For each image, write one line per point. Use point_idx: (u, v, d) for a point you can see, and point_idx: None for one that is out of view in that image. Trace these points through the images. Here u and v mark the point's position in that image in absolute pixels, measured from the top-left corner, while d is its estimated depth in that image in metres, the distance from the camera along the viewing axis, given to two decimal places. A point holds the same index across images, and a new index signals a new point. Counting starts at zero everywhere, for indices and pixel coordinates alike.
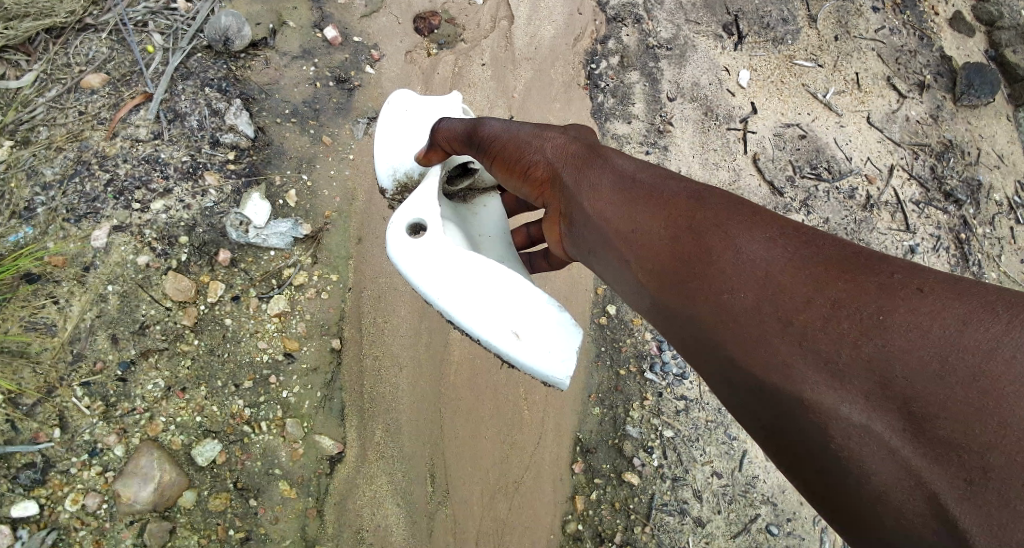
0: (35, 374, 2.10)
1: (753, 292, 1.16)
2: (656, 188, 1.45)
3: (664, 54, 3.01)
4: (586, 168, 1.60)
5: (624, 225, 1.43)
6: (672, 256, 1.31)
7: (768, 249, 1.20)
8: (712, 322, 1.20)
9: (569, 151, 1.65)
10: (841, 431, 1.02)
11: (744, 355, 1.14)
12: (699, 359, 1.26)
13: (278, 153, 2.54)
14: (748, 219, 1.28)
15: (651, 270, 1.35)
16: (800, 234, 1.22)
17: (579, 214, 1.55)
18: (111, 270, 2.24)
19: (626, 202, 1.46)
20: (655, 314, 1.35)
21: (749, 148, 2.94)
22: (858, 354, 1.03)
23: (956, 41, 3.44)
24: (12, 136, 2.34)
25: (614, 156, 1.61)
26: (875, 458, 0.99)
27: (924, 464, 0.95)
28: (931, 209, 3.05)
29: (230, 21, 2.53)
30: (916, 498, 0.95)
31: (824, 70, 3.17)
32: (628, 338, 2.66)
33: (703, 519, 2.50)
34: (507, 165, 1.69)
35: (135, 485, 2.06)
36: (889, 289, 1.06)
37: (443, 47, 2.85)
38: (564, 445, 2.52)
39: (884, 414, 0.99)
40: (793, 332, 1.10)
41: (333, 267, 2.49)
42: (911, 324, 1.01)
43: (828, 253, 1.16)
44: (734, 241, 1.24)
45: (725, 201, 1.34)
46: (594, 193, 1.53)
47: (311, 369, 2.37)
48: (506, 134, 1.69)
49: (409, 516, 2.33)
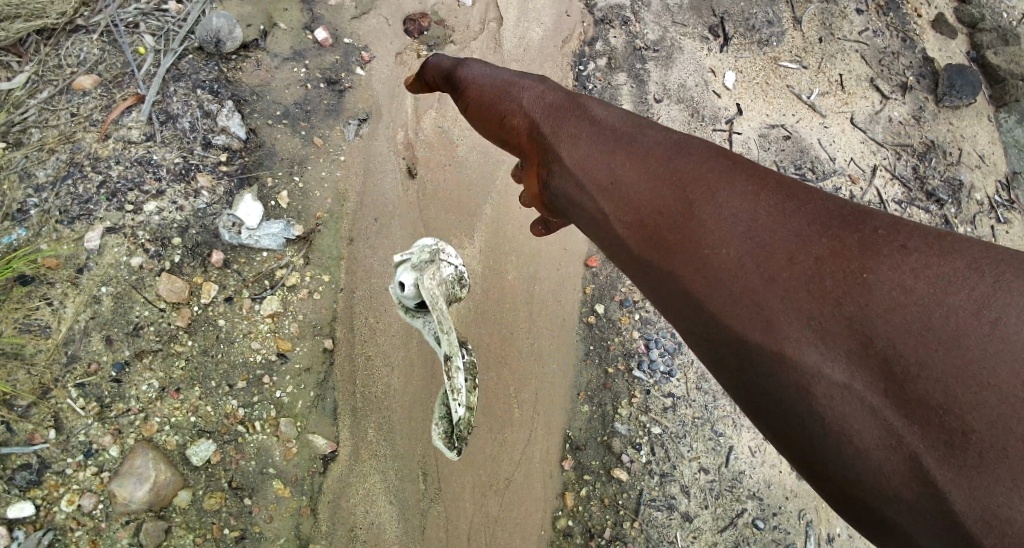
0: (30, 375, 2.12)
1: (737, 248, 1.20)
2: (642, 143, 1.46)
3: (650, 55, 3.05)
4: (564, 123, 1.61)
5: (604, 180, 1.45)
6: (657, 213, 1.33)
7: (752, 206, 1.24)
8: (694, 281, 1.23)
9: (548, 103, 1.67)
10: (823, 390, 1.05)
11: (727, 312, 1.17)
12: (677, 316, 1.28)
13: (270, 154, 2.56)
14: (732, 175, 1.31)
15: (634, 226, 1.36)
16: (785, 190, 1.25)
17: (557, 166, 1.56)
18: (104, 272, 2.25)
19: (609, 159, 1.47)
20: (634, 271, 1.37)
21: (735, 149, 2.99)
22: (840, 311, 1.06)
23: (938, 43, 3.50)
24: (4, 138, 2.33)
25: (595, 108, 1.61)
26: (855, 417, 1.02)
27: (904, 423, 0.98)
28: (913, 208, 3.11)
29: (222, 23, 2.54)
30: (895, 457, 0.98)
31: (809, 72, 3.22)
32: (615, 336, 2.72)
33: (691, 514, 2.55)
34: (482, 111, 1.76)
35: (130, 485, 2.08)
36: (871, 246, 1.11)
37: (433, 48, 2.88)
38: (554, 442, 2.56)
39: (864, 371, 1.02)
40: (775, 287, 1.13)
41: (325, 267, 2.51)
42: (894, 281, 1.05)
43: (812, 210, 1.21)
44: (718, 197, 1.28)
45: (711, 157, 1.36)
46: (575, 147, 1.54)
47: (305, 369, 2.40)
48: (484, 80, 1.76)
49: (401, 513, 2.37)
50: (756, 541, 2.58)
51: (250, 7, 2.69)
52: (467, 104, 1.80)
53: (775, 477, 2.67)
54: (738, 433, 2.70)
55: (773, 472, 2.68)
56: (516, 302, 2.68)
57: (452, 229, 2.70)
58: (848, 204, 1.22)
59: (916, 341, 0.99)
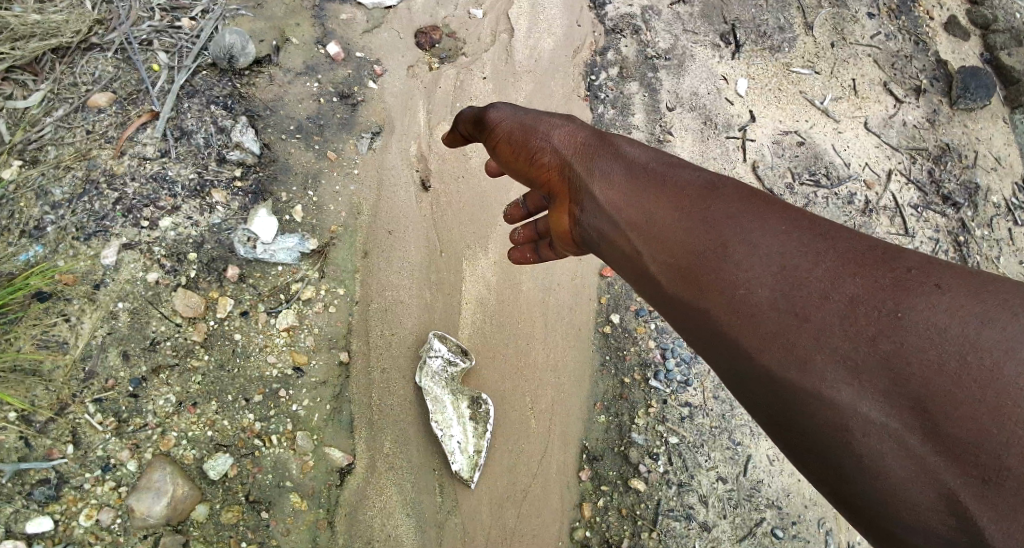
0: (48, 391, 2.13)
1: (771, 287, 1.24)
2: (671, 178, 1.52)
3: (662, 64, 3.04)
4: (594, 159, 1.65)
5: (636, 215, 1.50)
6: (689, 249, 1.38)
7: (782, 243, 1.27)
8: (728, 317, 1.27)
9: (578, 140, 1.71)
10: (859, 429, 1.12)
11: (761, 349, 1.22)
12: (711, 352, 1.34)
13: (284, 168, 2.57)
14: (760, 211, 1.35)
15: (666, 263, 1.41)
16: (815, 227, 1.29)
17: (589, 202, 1.61)
18: (121, 288, 2.27)
19: (640, 196, 1.52)
20: (665, 305, 1.43)
21: (749, 156, 2.97)
22: (876, 352, 1.12)
23: (951, 45, 3.47)
24: (21, 156, 2.35)
25: (624, 144, 1.66)
26: (893, 455, 1.10)
27: (942, 462, 1.06)
28: (930, 212, 3.08)
29: (234, 39, 2.56)
30: (934, 494, 1.06)
31: (821, 77, 3.21)
32: (631, 346, 2.70)
33: (709, 524, 2.51)
34: (513, 150, 1.79)
35: (148, 500, 2.09)
36: (904, 286, 1.16)
37: (444, 61, 2.90)
38: (570, 452, 2.55)
39: (899, 411, 1.10)
40: (811, 328, 1.18)
41: (340, 281, 2.52)
42: (928, 322, 1.11)
43: (844, 247, 1.24)
44: (749, 234, 1.32)
45: (741, 192, 1.41)
46: (605, 183, 1.59)
47: (321, 382, 2.40)
48: (514, 122, 1.81)
49: (418, 525, 2.36)
50: None
51: (263, 23, 2.71)
52: (496, 145, 1.84)
53: (794, 486, 2.64)
54: (756, 442, 2.67)
55: (792, 480, 2.65)
56: (531, 315, 2.68)
57: (466, 241, 2.70)
58: (877, 240, 1.26)
59: (950, 383, 1.07)
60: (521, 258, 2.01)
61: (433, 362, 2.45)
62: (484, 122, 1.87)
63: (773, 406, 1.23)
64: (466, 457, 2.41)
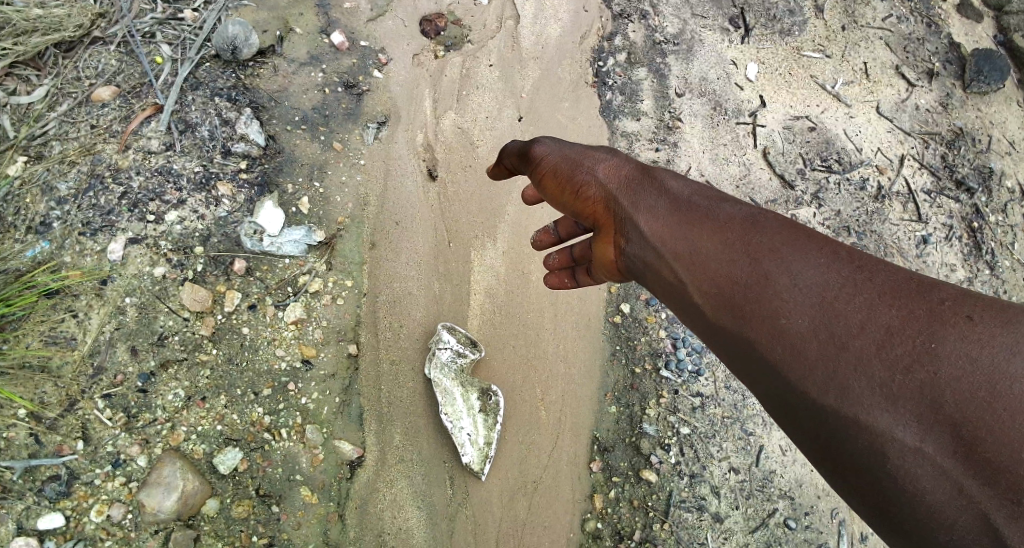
0: (57, 387, 2.12)
1: (812, 316, 1.24)
2: (713, 210, 1.48)
3: (670, 49, 3.00)
4: (636, 190, 1.60)
5: (679, 246, 1.46)
6: (731, 279, 1.35)
7: (821, 272, 1.27)
8: (768, 344, 1.27)
9: (622, 173, 1.66)
10: (897, 453, 1.13)
11: (800, 377, 1.22)
12: (752, 381, 1.32)
13: (289, 160, 2.55)
14: (800, 243, 1.34)
15: (710, 293, 1.38)
16: (853, 258, 1.28)
17: (631, 231, 1.56)
18: (128, 283, 2.25)
19: (683, 226, 1.48)
20: (708, 335, 1.41)
21: (760, 142, 2.93)
22: (911, 379, 1.13)
23: (965, 28, 3.41)
24: (25, 151, 2.33)
25: (664, 176, 1.61)
26: (930, 480, 1.10)
27: (976, 486, 1.07)
28: (943, 198, 3.04)
29: (237, 30, 2.52)
30: (969, 518, 1.07)
31: (832, 61, 3.16)
32: (642, 336, 2.67)
33: (721, 515, 2.48)
34: (559, 184, 1.74)
35: (158, 495, 2.08)
36: (940, 317, 1.16)
37: (450, 48, 2.86)
38: (581, 443, 2.53)
39: (937, 437, 1.10)
40: (849, 356, 1.18)
41: (347, 272, 2.50)
42: (960, 350, 1.12)
43: (882, 278, 1.24)
44: (790, 266, 1.30)
45: (782, 225, 1.39)
46: (650, 213, 1.54)
47: (329, 375, 2.39)
48: (558, 156, 1.77)
49: (429, 517, 2.34)
50: (788, 542, 2.50)
51: (266, 14, 2.69)
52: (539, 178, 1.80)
53: (806, 476, 2.60)
54: (768, 432, 2.63)
55: (805, 471, 2.61)
56: (541, 306, 2.65)
57: (475, 232, 2.67)
58: (912, 272, 1.27)
59: (985, 410, 1.08)
60: (558, 283, 1.96)
61: (443, 354, 2.42)
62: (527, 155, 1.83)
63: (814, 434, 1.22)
64: (477, 449, 2.39)
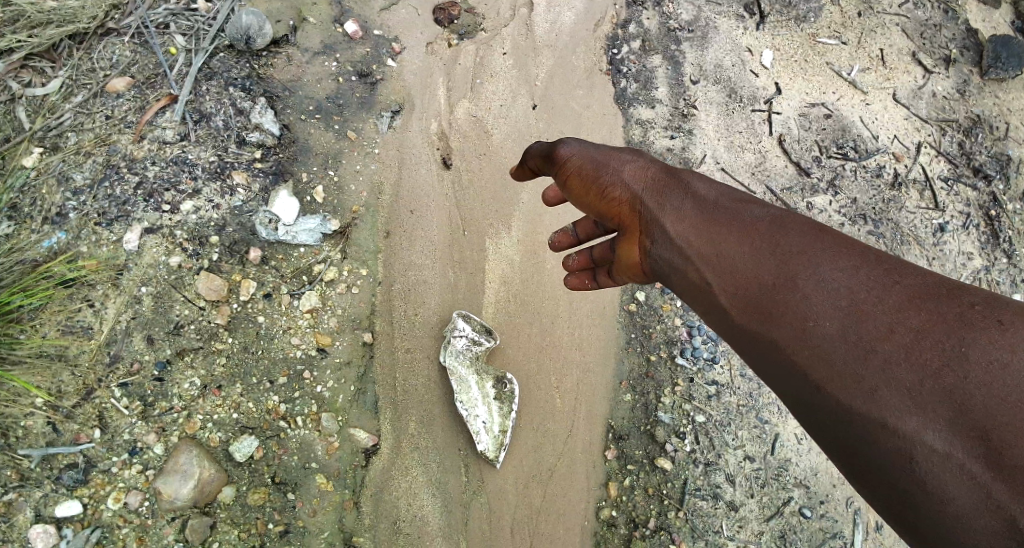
0: (74, 376, 2.14)
1: (840, 319, 1.24)
2: (740, 213, 1.47)
3: (685, 36, 2.98)
4: (664, 193, 1.59)
5: (706, 248, 1.46)
6: (759, 282, 1.36)
7: (850, 276, 1.27)
8: (796, 347, 1.27)
9: (648, 175, 1.65)
10: (923, 456, 1.14)
11: (828, 379, 1.23)
12: (779, 384, 1.33)
13: (304, 149, 2.55)
14: (828, 246, 1.34)
15: (737, 296, 1.38)
16: (881, 262, 1.29)
17: (658, 233, 1.56)
18: (144, 272, 2.26)
19: (710, 229, 1.48)
20: (734, 338, 1.41)
21: (775, 129, 2.91)
22: (939, 384, 1.14)
23: (982, 14, 3.36)
24: (40, 142, 2.34)
25: (692, 179, 1.60)
26: (955, 483, 1.11)
27: (1003, 491, 1.07)
28: (960, 186, 3.00)
29: (251, 20, 2.52)
30: (994, 522, 1.07)
31: (848, 48, 3.12)
32: (657, 324, 2.66)
33: (737, 503, 2.48)
34: (585, 185, 1.72)
35: (175, 482, 2.10)
36: (968, 322, 1.18)
37: (463, 37, 2.85)
38: (596, 431, 2.52)
39: (965, 441, 1.11)
40: (878, 360, 1.19)
41: (362, 261, 2.50)
42: (988, 356, 1.14)
43: (910, 283, 1.24)
44: (820, 270, 1.30)
45: (811, 228, 1.38)
46: (676, 216, 1.53)
47: (345, 363, 2.39)
48: (585, 157, 1.74)
49: (444, 505, 2.35)
50: (804, 530, 2.49)
51: (280, 3, 2.68)
52: (564, 180, 1.78)
53: (822, 465, 2.59)
54: (784, 420, 2.62)
55: (820, 459, 2.60)
56: (555, 294, 2.64)
57: (489, 220, 2.66)
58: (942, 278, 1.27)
59: (1014, 414, 1.10)
60: (578, 284, 1.96)
61: (458, 342, 2.42)
62: (553, 157, 1.81)
63: (840, 436, 1.22)
64: (492, 437, 2.39)
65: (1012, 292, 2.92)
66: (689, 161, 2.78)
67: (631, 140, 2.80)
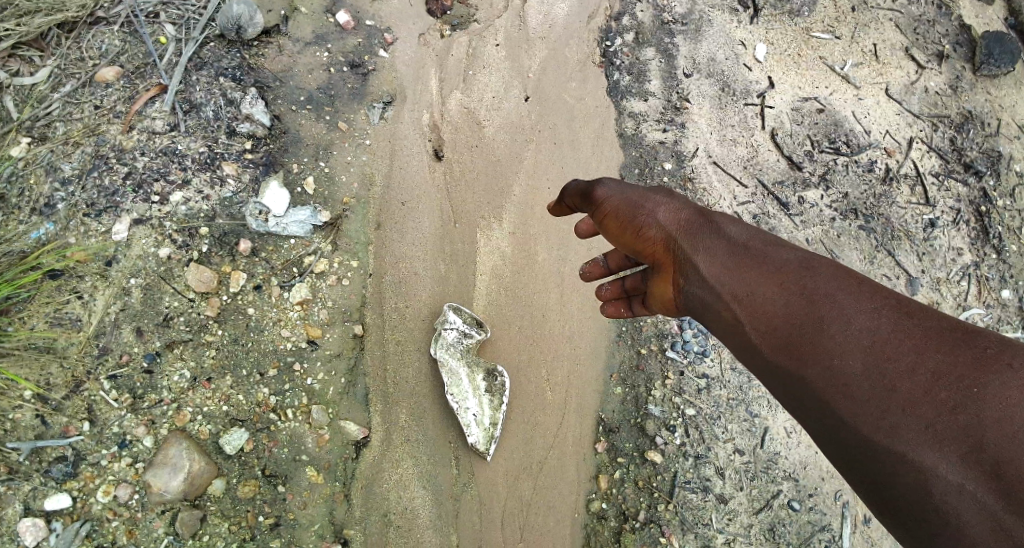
0: (63, 368, 2.13)
1: (865, 361, 1.27)
2: (770, 254, 1.46)
3: (678, 29, 2.96)
4: (691, 230, 1.59)
5: (737, 286, 1.45)
6: (787, 321, 1.36)
7: (873, 318, 1.30)
8: (824, 386, 1.29)
9: (680, 211, 1.64)
10: (940, 487, 1.18)
11: (854, 416, 1.26)
12: (806, 420, 1.35)
13: (295, 140, 2.54)
14: (853, 288, 1.35)
15: (765, 333, 1.39)
16: (902, 304, 1.31)
17: (689, 271, 1.54)
18: (133, 264, 2.25)
19: (739, 266, 1.47)
20: (761, 373, 1.42)
21: (767, 123, 2.89)
22: (956, 422, 1.19)
23: (976, 9, 3.32)
24: (29, 132, 2.32)
25: (719, 215, 1.59)
26: (971, 513, 1.15)
27: (1013, 520, 1.12)
28: (951, 181, 2.99)
29: (242, 10, 2.51)
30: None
31: (841, 42, 3.09)
32: (648, 318, 2.63)
33: (726, 496, 2.47)
34: (620, 224, 1.70)
35: (165, 475, 2.09)
36: (983, 365, 1.21)
37: (456, 28, 2.85)
38: (587, 424, 2.52)
39: (977, 476, 1.15)
40: (900, 398, 1.23)
41: (353, 253, 2.50)
42: (1001, 395, 1.18)
43: (930, 324, 1.27)
44: (846, 311, 1.31)
45: (836, 268, 1.39)
46: (710, 256, 1.51)
47: (335, 355, 2.39)
48: (620, 198, 1.72)
49: (435, 497, 2.35)
50: (792, 523, 2.50)
51: None
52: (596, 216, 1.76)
53: (811, 458, 2.59)
54: (773, 414, 2.61)
55: (809, 453, 2.60)
56: (547, 288, 2.62)
57: (481, 212, 2.65)
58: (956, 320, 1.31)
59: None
60: (614, 313, 1.96)
61: (449, 334, 2.41)
62: (587, 195, 1.80)
63: (863, 466, 1.26)
64: (482, 430, 2.38)
65: (1001, 288, 2.92)
66: (681, 155, 2.78)
67: (623, 133, 2.81)
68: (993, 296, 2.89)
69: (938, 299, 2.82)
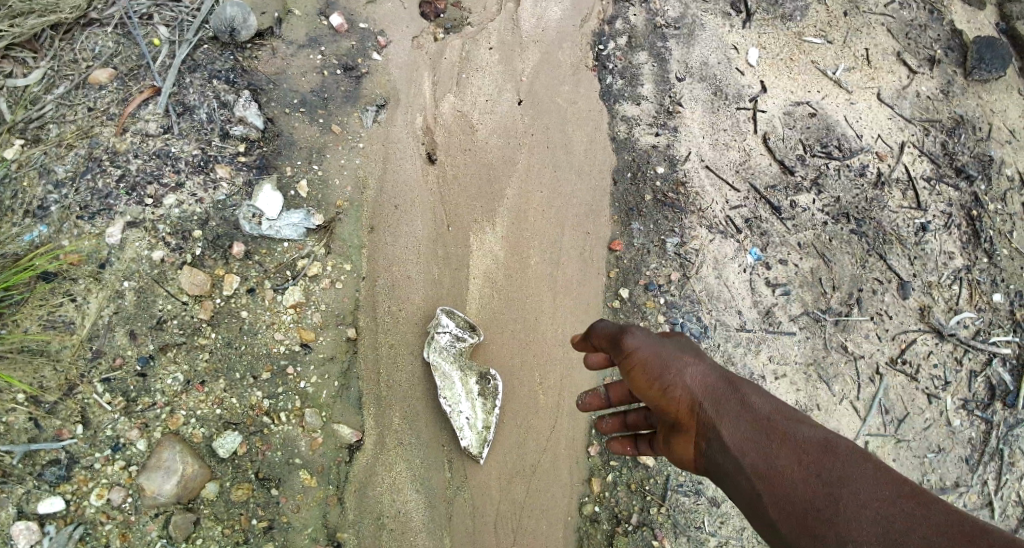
0: (56, 371, 2.12)
1: None
2: (791, 432, 1.45)
3: (671, 33, 2.96)
4: (716, 389, 1.57)
5: (761, 465, 1.43)
6: (809, 507, 1.34)
7: (896, 514, 1.27)
8: None
9: (707, 371, 1.61)
10: None
11: None
12: None
13: (288, 143, 2.54)
14: (879, 480, 1.33)
15: (787, 516, 1.36)
16: (926, 500, 1.29)
17: (714, 441, 1.52)
18: (126, 267, 2.24)
19: (765, 445, 1.45)
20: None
21: (760, 127, 2.88)
22: None
23: (967, 14, 3.29)
24: (22, 135, 2.32)
25: (745, 388, 1.57)
26: None
27: None
28: (942, 185, 2.93)
29: (235, 12, 2.51)
30: None
31: (833, 47, 3.08)
32: (640, 322, 2.59)
33: (718, 499, 2.48)
34: (642, 381, 1.66)
35: (158, 478, 2.09)
36: None
37: (450, 30, 2.86)
38: (580, 427, 2.52)
39: None
40: None
41: (346, 256, 2.50)
42: None
43: (952, 522, 1.24)
44: (863, 500, 1.30)
45: (861, 456, 1.37)
46: (734, 428, 1.50)
47: (328, 358, 2.40)
48: (649, 351, 1.67)
49: (428, 501, 2.35)
50: None
51: None
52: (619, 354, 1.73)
53: None
54: None
55: None
56: (539, 291, 2.62)
57: (474, 215, 2.65)
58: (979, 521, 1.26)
59: None
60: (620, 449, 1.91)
61: (442, 337, 2.42)
62: (612, 338, 1.76)
63: None
64: (475, 433, 2.39)
65: (992, 291, 2.82)
66: (673, 158, 2.78)
67: (616, 137, 2.82)
68: (985, 300, 2.78)
69: (929, 304, 2.72)
